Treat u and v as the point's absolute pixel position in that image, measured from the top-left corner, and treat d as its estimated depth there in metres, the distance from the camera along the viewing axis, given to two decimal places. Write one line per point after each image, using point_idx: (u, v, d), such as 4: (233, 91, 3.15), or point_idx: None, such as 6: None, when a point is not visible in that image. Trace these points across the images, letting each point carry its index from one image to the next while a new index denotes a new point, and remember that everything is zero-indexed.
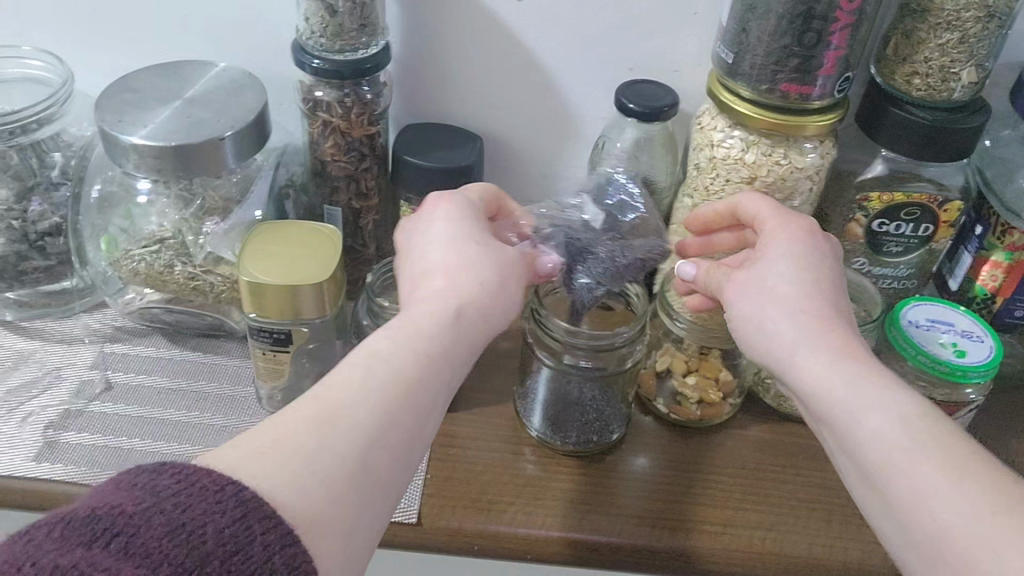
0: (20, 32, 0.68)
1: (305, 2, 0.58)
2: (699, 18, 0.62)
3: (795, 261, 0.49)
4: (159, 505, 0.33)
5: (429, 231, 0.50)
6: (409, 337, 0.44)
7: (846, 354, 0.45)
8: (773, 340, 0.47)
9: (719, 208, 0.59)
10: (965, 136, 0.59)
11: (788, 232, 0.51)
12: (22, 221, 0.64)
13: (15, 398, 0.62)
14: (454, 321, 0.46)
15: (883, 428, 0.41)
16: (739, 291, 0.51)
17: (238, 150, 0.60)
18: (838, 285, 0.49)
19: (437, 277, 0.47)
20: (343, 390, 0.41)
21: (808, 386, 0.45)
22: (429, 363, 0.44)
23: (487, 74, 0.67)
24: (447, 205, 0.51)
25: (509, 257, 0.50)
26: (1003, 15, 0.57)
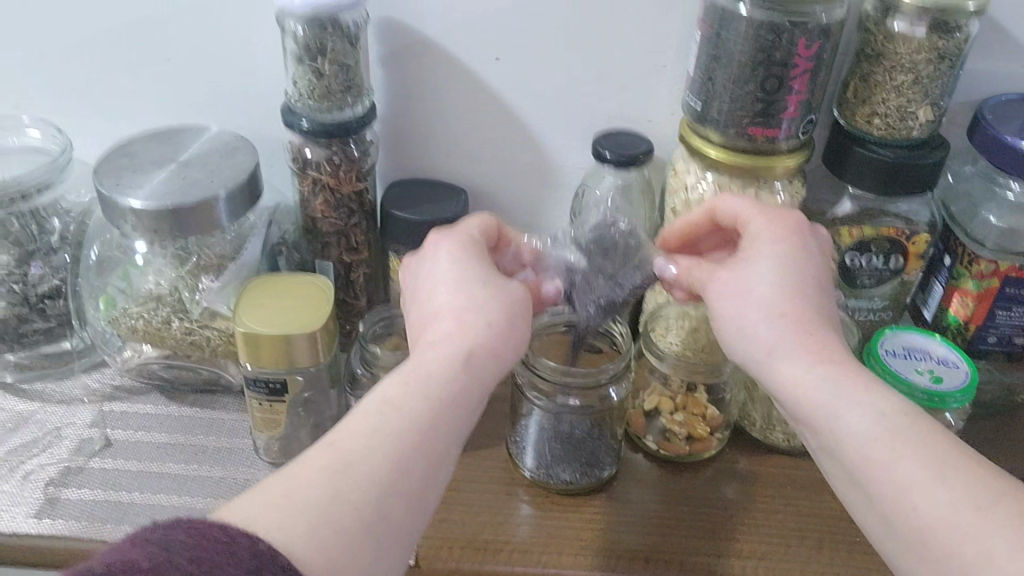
0: (20, 104, 0.71)
1: (293, 67, 0.62)
2: (669, 70, 0.66)
3: (780, 262, 0.50)
4: (171, 559, 0.34)
5: (434, 272, 0.51)
6: (416, 381, 0.45)
7: (828, 359, 0.46)
8: (755, 343, 0.48)
9: (696, 216, 0.59)
10: (927, 172, 0.62)
11: (769, 231, 0.52)
12: (23, 284, 0.66)
13: (16, 457, 0.63)
14: (466, 362, 0.46)
15: (864, 426, 0.43)
16: (720, 292, 0.51)
17: (232, 209, 0.63)
18: (816, 284, 0.50)
19: (446, 320, 0.48)
20: (352, 437, 0.43)
21: (794, 388, 0.46)
22: (440, 406, 0.45)
23: (469, 128, 0.70)
24: (450, 246, 0.52)
25: (516, 295, 0.50)
26: (955, 56, 0.60)
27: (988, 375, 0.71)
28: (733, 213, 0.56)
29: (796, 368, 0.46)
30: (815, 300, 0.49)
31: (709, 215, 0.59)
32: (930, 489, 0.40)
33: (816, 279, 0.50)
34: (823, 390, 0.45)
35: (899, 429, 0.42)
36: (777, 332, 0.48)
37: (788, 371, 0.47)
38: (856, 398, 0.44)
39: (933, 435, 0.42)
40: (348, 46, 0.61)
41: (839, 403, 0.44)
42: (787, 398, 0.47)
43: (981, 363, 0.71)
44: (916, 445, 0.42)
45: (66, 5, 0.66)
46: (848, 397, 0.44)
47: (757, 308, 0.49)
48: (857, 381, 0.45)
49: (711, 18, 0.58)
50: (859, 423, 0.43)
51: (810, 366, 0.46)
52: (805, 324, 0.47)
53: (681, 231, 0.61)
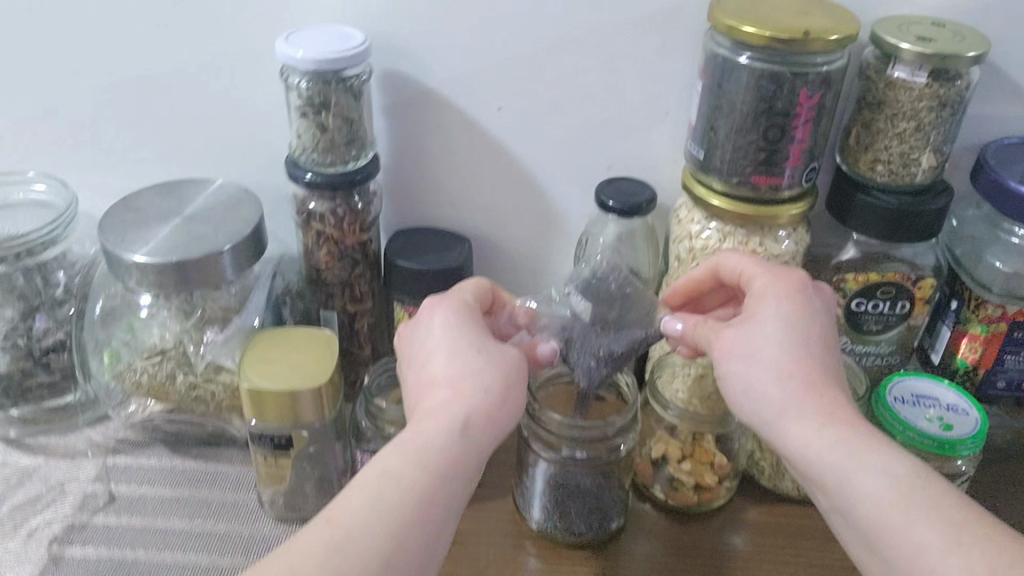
0: (26, 158, 0.72)
1: (297, 121, 0.62)
2: (671, 118, 0.66)
3: (786, 322, 0.50)
4: None
5: (428, 338, 0.51)
6: (420, 449, 0.45)
7: (838, 420, 0.46)
8: (762, 404, 0.48)
9: (699, 274, 0.60)
10: (931, 218, 0.62)
11: (775, 291, 0.52)
12: (27, 339, 0.66)
13: (20, 514, 0.63)
14: (462, 431, 0.46)
15: (880, 490, 0.43)
16: (728, 350, 0.51)
17: (237, 262, 0.63)
18: (824, 344, 0.50)
19: (442, 389, 0.48)
20: (356, 510, 0.43)
21: (803, 450, 0.46)
22: (446, 474, 0.45)
23: (472, 177, 0.70)
24: (444, 312, 0.52)
25: (511, 360, 0.50)
26: (956, 103, 0.60)
27: (998, 419, 0.70)
28: (738, 272, 0.57)
29: (806, 430, 0.46)
30: (823, 360, 0.49)
31: (712, 273, 0.59)
32: (945, 556, 0.40)
33: (823, 338, 0.50)
34: (834, 453, 0.45)
35: (911, 493, 0.42)
36: (786, 392, 0.47)
37: (798, 432, 0.46)
38: (867, 461, 0.44)
39: (945, 499, 0.42)
40: (351, 100, 0.61)
41: (850, 466, 0.44)
42: (797, 460, 0.47)
43: (990, 408, 0.70)
44: (928, 510, 0.42)
45: (72, 61, 0.66)
46: (859, 460, 0.44)
47: (766, 368, 0.48)
48: (867, 442, 0.45)
49: (712, 68, 0.59)
50: (872, 486, 0.43)
51: (820, 427, 0.46)
52: (815, 386, 0.47)
53: (684, 289, 0.61)
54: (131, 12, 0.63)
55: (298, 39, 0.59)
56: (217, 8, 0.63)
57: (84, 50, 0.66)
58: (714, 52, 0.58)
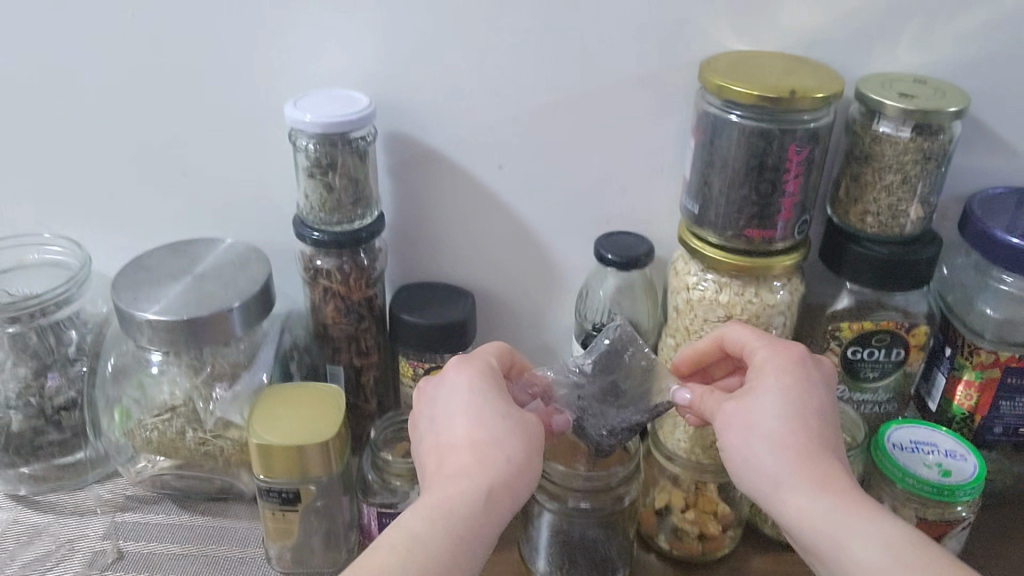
0: (40, 220, 0.74)
1: (305, 181, 0.64)
2: (666, 173, 0.68)
3: (783, 394, 0.51)
4: None
5: (449, 403, 0.52)
6: (442, 516, 0.46)
7: (831, 493, 0.47)
8: (760, 475, 0.49)
9: (705, 343, 0.61)
10: (921, 266, 0.63)
11: (774, 363, 0.53)
12: (40, 396, 0.67)
13: (29, 572, 0.63)
14: (484, 499, 0.47)
15: (873, 560, 0.44)
16: (726, 423, 0.52)
17: (246, 319, 0.64)
18: (823, 416, 0.51)
19: (462, 453, 0.49)
20: (383, 570, 0.44)
21: (799, 521, 0.47)
22: (465, 543, 0.46)
23: (475, 234, 0.72)
24: (466, 375, 0.54)
25: (531, 427, 0.51)
26: (940, 157, 0.62)
27: (997, 465, 0.71)
28: (741, 343, 0.58)
29: (798, 503, 0.47)
30: (819, 433, 0.50)
31: (717, 343, 0.60)
32: None
33: (821, 410, 0.51)
34: (825, 525, 0.46)
35: (904, 563, 0.43)
36: (780, 465, 0.48)
37: (793, 505, 0.47)
38: (859, 533, 0.45)
39: (938, 568, 0.43)
40: (357, 160, 0.63)
41: (843, 538, 0.45)
42: (793, 532, 0.48)
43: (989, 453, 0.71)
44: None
45: (88, 126, 0.69)
46: (851, 531, 0.45)
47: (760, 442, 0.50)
48: (858, 514, 0.46)
49: (704, 126, 0.61)
50: (864, 557, 0.44)
51: (812, 499, 0.47)
52: (811, 457, 0.48)
53: (691, 357, 0.62)
54: (146, 80, 0.66)
55: (306, 103, 0.62)
56: (229, 75, 0.65)
57: (99, 116, 0.68)
58: (705, 111, 0.61)
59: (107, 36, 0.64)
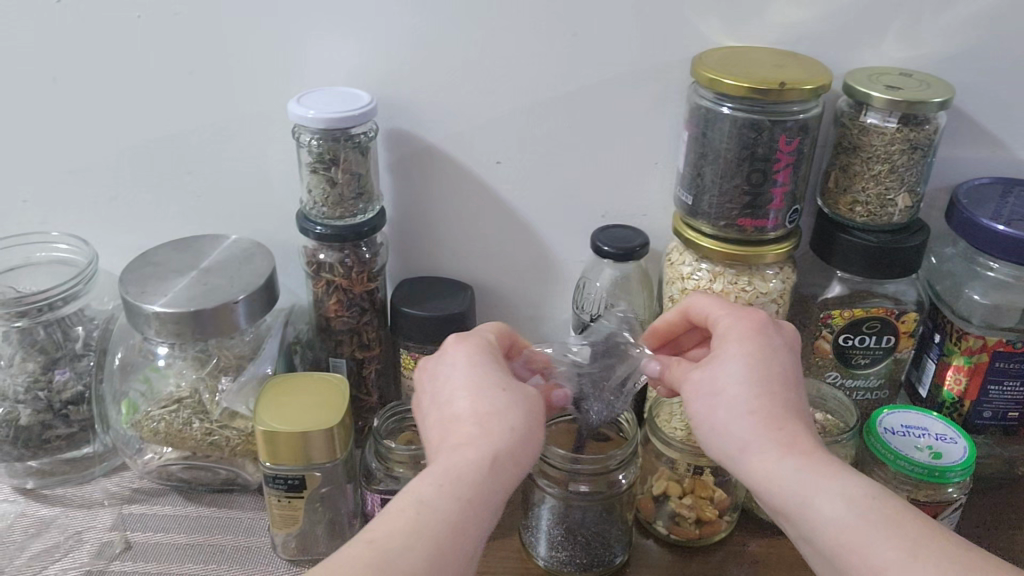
0: (46, 219, 0.75)
1: (308, 176, 0.66)
2: (660, 167, 0.70)
3: (747, 361, 0.51)
4: None
5: (454, 378, 0.54)
6: (451, 484, 0.47)
7: (795, 453, 0.47)
8: (728, 441, 0.50)
9: (672, 316, 0.62)
10: (910, 254, 0.65)
11: (737, 331, 0.54)
12: (48, 390, 0.68)
13: (38, 562, 0.64)
14: (490, 466, 0.48)
15: (839, 513, 0.44)
16: (693, 393, 0.53)
17: (251, 311, 0.66)
18: (788, 380, 0.51)
19: (468, 424, 0.50)
20: (391, 537, 0.45)
21: (765, 483, 0.47)
22: (473, 510, 0.47)
23: (473, 227, 0.74)
24: (466, 350, 0.55)
25: (531, 398, 0.53)
26: (925, 146, 0.64)
27: (987, 449, 0.73)
28: (706, 313, 0.58)
29: (764, 464, 0.48)
30: (784, 395, 0.50)
31: (684, 314, 0.61)
32: (909, 573, 0.41)
33: (785, 374, 0.51)
34: (793, 483, 0.46)
35: (874, 517, 0.44)
36: (745, 431, 0.49)
37: (760, 467, 0.48)
38: (826, 490, 0.45)
39: (909, 520, 0.43)
40: (359, 156, 0.65)
41: (812, 495, 0.46)
42: (762, 494, 0.48)
43: (978, 438, 0.72)
44: (890, 531, 0.43)
45: (94, 125, 0.70)
46: (818, 489, 0.46)
47: (727, 409, 0.50)
48: (825, 472, 0.46)
49: (696, 119, 0.63)
50: (833, 513, 0.45)
51: (778, 461, 0.47)
52: (775, 420, 0.49)
53: (661, 330, 0.63)
54: (150, 80, 0.68)
55: (308, 100, 0.63)
56: (231, 75, 0.67)
57: (106, 116, 0.70)
58: (697, 104, 0.63)
59: (113, 36, 0.66)
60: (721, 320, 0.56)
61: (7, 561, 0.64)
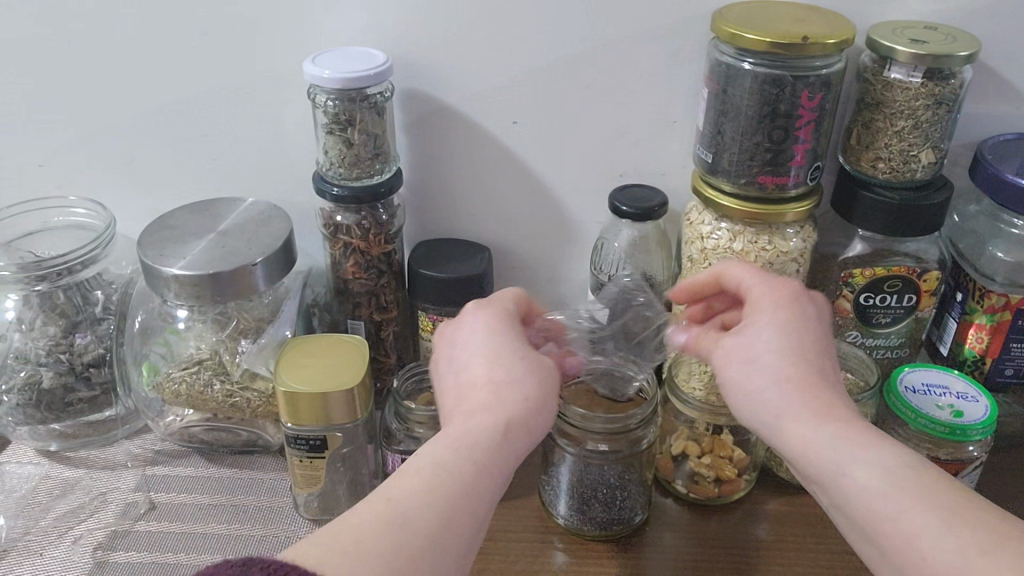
0: (63, 183, 0.75)
1: (324, 138, 0.65)
2: (679, 125, 0.69)
3: (779, 330, 0.52)
4: None
5: (475, 347, 0.53)
6: (466, 449, 0.47)
7: (831, 422, 0.47)
8: (763, 406, 0.50)
9: (701, 279, 0.61)
10: (933, 211, 0.64)
11: (772, 299, 0.54)
12: (69, 353, 0.69)
13: (64, 523, 0.65)
14: (504, 434, 0.48)
15: (870, 479, 0.44)
16: (727, 359, 0.53)
17: (269, 274, 0.66)
18: (821, 352, 0.51)
19: (483, 390, 0.51)
20: (409, 496, 0.45)
21: (799, 450, 0.48)
22: (484, 474, 0.47)
23: (490, 189, 0.73)
24: (485, 318, 0.55)
25: (546, 368, 0.53)
26: (950, 101, 0.62)
27: (1007, 408, 0.72)
28: (738, 283, 0.58)
29: (802, 429, 0.48)
30: (819, 362, 0.51)
31: (714, 280, 0.61)
32: (937, 537, 0.41)
33: (818, 346, 0.52)
34: (826, 450, 0.46)
35: (903, 483, 0.43)
36: (782, 397, 0.49)
37: (796, 433, 0.48)
38: (860, 455, 0.45)
39: (939, 486, 0.43)
40: (375, 116, 0.64)
41: (845, 461, 0.45)
42: (797, 459, 0.48)
43: (999, 396, 0.72)
44: (920, 495, 0.42)
45: (109, 88, 0.70)
46: (851, 455, 0.45)
47: (763, 375, 0.50)
48: (860, 439, 0.46)
49: (717, 75, 0.62)
50: (865, 478, 0.44)
51: (813, 428, 0.47)
52: (811, 389, 0.49)
53: (689, 293, 0.62)
54: (164, 42, 0.67)
55: (324, 60, 0.63)
56: (246, 35, 0.66)
57: (121, 79, 0.69)
58: (718, 60, 0.62)
59: None
60: (754, 289, 0.56)
61: (34, 523, 0.65)
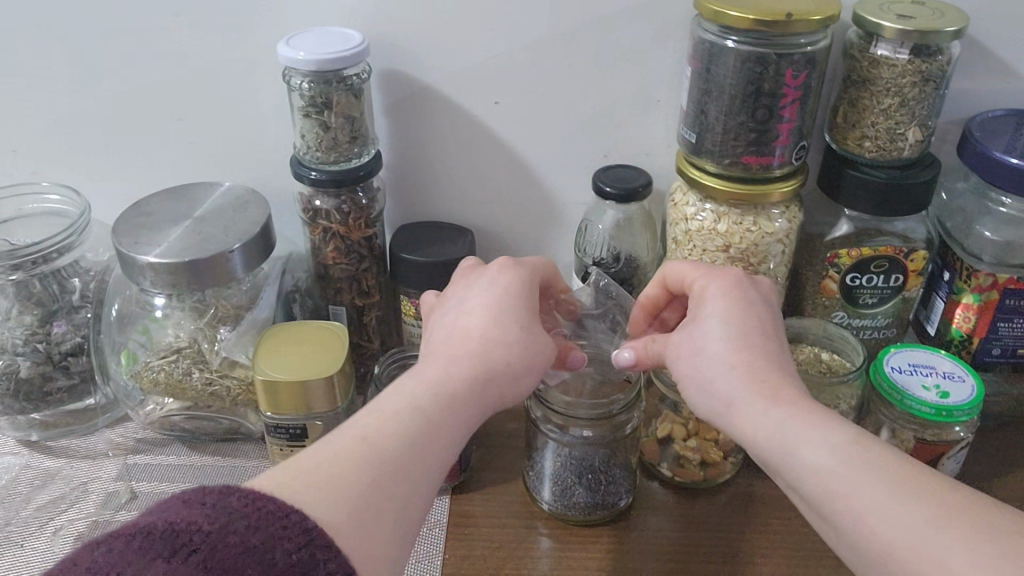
0: (37, 169, 0.74)
1: (301, 120, 0.64)
2: (663, 104, 0.68)
3: (728, 320, 0.52)
4: (232, 525, 0.37)
5: (483, 300, 0.54)
6: (443, 391, 0.49)
7: (781, 404, 0.47)
8: (714, 394, 0.50)
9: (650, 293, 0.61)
10: (920, 190, 0.63)
11: (714, 289, 0.54)
12: (46, 343, 0.68)
13: (44, 514, 0.64)
14: (484, 392, 0.50)
15: (820, 459, 0.44)
16: (677, 352, 0.54)
17: (247, 260, 0.65)
18: (767, 335, 0.51)
19: (474, 343, 0.52)
20: (384, 427, 0.46)
21: (751, 434, 0.48)
22: (454, 416, 0.49)
23: (472, 171, 0.72)
24: (499, 278, 0.56)
25: (541, 332, 0.54)
26: (938, 78, 0.61)
27: (995, 387, 0.72)
28: (682, 281, 0.58)
29: (754, 413, 0.47)
30: (765, 347, 0.50)
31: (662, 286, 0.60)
32: (887, 512, 0.40)
33: (763, 329, 0.51)
34: (777, 433, 0.46)
35: (853, 459, 0.43)
36: (731, 386, 0.49)
37: (749, 421, 0.48)
38: (810, 435, 0.45)
39: (891, 461, 0.42)
40: (352, 98, 0.63)
41: (795, 442, 0.45)
42: (753, 445, 0.48)
43: (987, 375, 0.71)
44: (871, 472, 0.42)
45: (81, 72, 0.68)
46: (802, 436, 0.45)
47: (709, 365, 0.50)
48: (809, 419, 0.46)
49: (700, 54, 0.61)
50: (815, 458, 0.44)
51: (765, 414, 0.47)
52: (758, 371, 0.49)
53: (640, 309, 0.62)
54: (135, 23, 0.65)
55: (298, 42, 0.61)
56: (219, 16, 0.65)
57: (93, 63, 0.68)
58: (701, 38, 0.60)
59: None
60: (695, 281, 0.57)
61: (14, 513, 0.64)
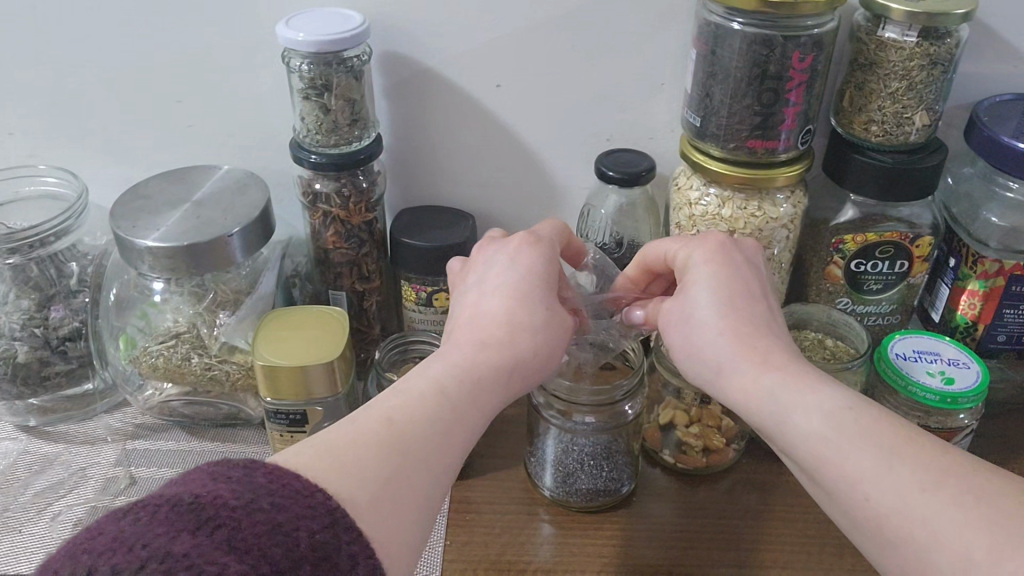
0: (33, 152, 0.73)
1: (300, 103, 0.63)
2: (667, 87, 0.67)
3: (711, 285, 0.51)
4: (258, 501, 0.36)
5: (504, 282, 0.53)
6: (465, 377, 0.49)
7: (773, 368, 0.47)
8: (703, 360, 0.50)
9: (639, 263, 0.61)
10: (927, 175, 0.62)
11: (697, 255, 0.53)
12: (44, 327, 0.67)
13: (42, 499, 0.64)
14: (505, 376, 0.50)
15: (812, 425, 0.44)
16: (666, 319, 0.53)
17: (247, 244, 0.64)
18: (751, 297, 0.51)
19: (497, 329, 0.51)
20: (407, 413, 0.46)
21: (741, 398, 0.48)
22: (474, 400, 0.49)
23: (473, 154, 0.71)
24: (519, 255, 0.55)
25: (562, 315, 0.53)
26: (946, 61, 0.60)
27: (999, 374, 0.71)
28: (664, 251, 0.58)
29: (745, 379, 0.47)
30: (751, 310, 0.50)
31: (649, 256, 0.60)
32: (878, 478, 0.40)
33: (747, 291, 0.51)
34: (771, 400, 0.46)
35: (843, 425, 0.43)
36: (717, 352, 0.49)
37: (737, 384, 0.48)
38: (803, 401, 0.45)
39: (881, 424, 0.42)
40: (352, 81, 0.62)
41: (788, 407, 0.45)
42: (746, 410, 0.48)
43: (991, 362, 0.71)
44: (859, 438, 0.42)
45: (77, 54, 0.67)
46: (794, 399, 0.45)
47: (699, 334, 0.50)
48: (800, 383, 0.46)
49: (705, 36, 0.60)
50: (808, 424, 0.44)
51: (757, 377, 0.47)
52: (745, 337, 0.48)
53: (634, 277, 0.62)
54: (132, 4, 0.64)
55: (297, 23, 0.60)
56: None
57: (89, 44, 0.67)
58: (706, 20, 0.59)
59: None
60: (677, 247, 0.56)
61: (12, 499, 0.64)
